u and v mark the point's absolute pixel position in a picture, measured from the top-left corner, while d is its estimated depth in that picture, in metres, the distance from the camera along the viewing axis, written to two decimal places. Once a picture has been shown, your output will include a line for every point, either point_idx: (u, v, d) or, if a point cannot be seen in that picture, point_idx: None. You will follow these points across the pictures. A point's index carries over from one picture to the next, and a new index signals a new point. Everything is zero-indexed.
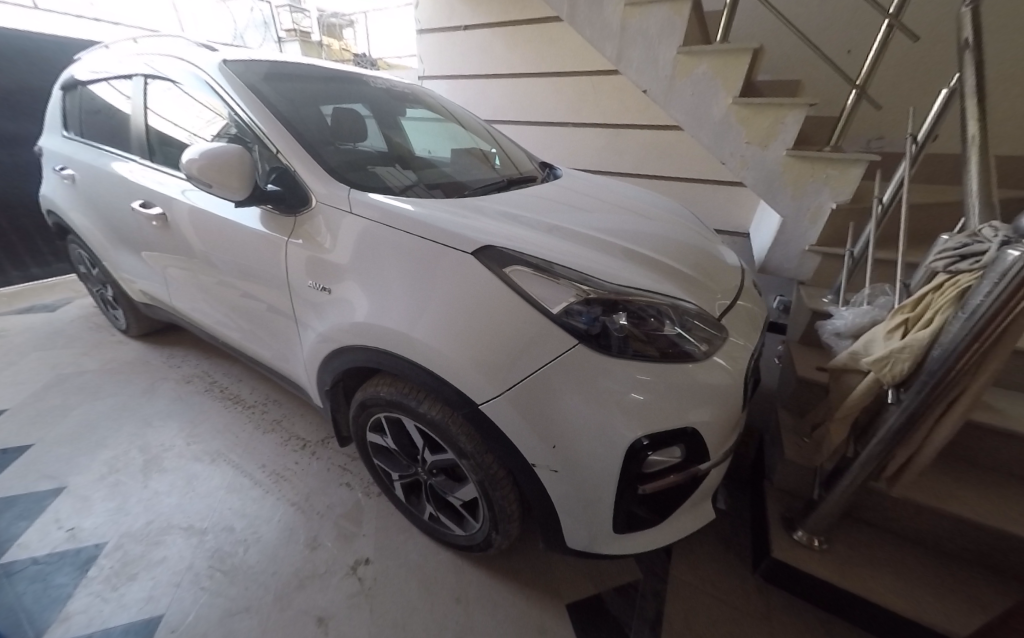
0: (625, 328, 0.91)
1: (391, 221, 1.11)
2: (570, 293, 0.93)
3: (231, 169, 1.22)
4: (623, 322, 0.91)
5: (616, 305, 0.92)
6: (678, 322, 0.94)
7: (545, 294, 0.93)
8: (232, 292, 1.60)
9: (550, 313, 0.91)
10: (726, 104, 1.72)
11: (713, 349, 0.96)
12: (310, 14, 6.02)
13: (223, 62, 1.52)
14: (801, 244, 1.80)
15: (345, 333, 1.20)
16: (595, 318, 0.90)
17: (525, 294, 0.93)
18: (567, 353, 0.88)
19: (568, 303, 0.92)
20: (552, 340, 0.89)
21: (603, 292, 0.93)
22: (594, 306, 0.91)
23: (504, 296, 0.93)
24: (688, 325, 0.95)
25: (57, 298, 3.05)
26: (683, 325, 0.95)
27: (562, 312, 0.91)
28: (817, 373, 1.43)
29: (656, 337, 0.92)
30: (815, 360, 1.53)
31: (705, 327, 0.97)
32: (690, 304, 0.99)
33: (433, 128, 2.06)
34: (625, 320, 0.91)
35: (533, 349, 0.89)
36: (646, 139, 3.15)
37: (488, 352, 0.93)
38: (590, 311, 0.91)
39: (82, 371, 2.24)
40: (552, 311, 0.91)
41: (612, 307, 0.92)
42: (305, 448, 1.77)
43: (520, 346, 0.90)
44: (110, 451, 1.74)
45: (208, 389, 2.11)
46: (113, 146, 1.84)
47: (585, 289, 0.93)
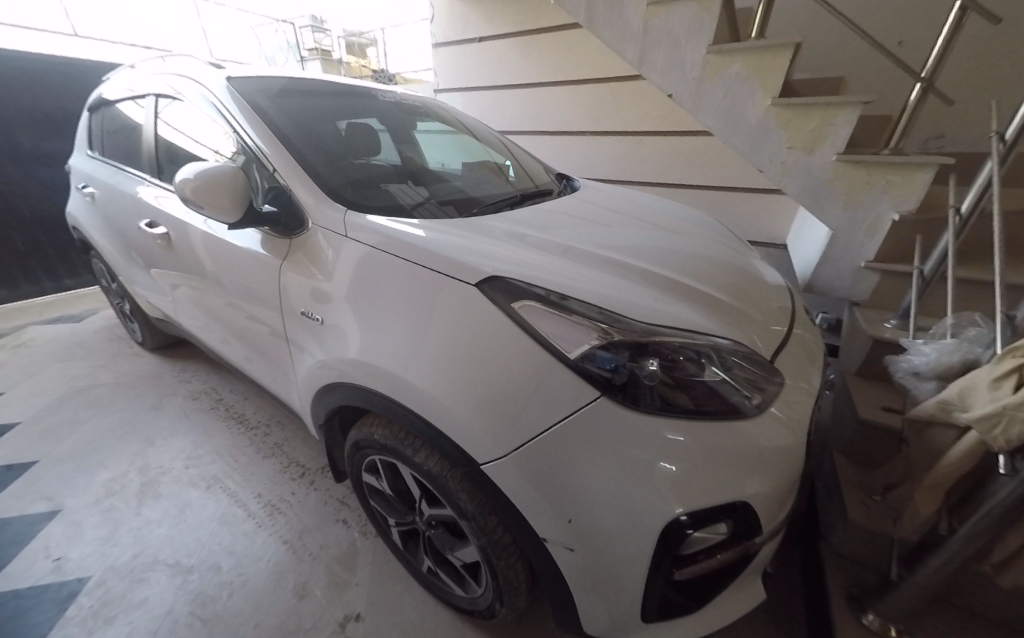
0: (656, 375, 0.79)
1: (392, 247, 1.01)
2: (592, 335, 0.81)
3: (225, 190, 1.15)
4: (654, 368, 0.79)
5: (645, 349, 0.80)
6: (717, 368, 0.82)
7: (560, 335, 0.82)
8: (232, 312, 1.52)
9: (567, 358, 0.79)
10: (763, 106, 1.53)
11: (762, 406, 0.82)
12: (332, 33, 6.26)
13: (228, 79, 1.46)
14: (854, 260, 1.57)
15: (339, 369, 1.09)
16: (622, 364, 0.78)
17: (539, 334, 0.82)
18: (588, 408, 0.76)
19: (588, 346, 0.80)
20: (571, 391, 0.77)
21: (629, 333, 0.81)
22: (621, 350, 0.79)
23: (514, 338, 0.81)
24: (730, 371, 0.83)
25: (83, 309, 3.08)
26: (723, 372, 0.82)
27: (580, 357, 0.79)
28: (887, 415, 1.22)
29: (693, 387, 0.80)
30: (885, 397, 1.30)
31: (749, 373, 0.84)
32: (733, 342, 0.87)
33: (447, 140, 1.97)
34: (656, 367, 0.79)
35: (550, 402, 0.78)
36: (671, 146, 2.97)
37: (496, 402, 0.81)
38: (615, 356, 0.79)
39: (96, 383, 2.18)
40: (569, 355, 0.79)
41: (641, 352, 0.80)
42: (304, 478, 1.65)
43: (532, 398, 0.79)
44: (109, 472, 1.64)
45: (214, 407, 2.02)
46: (124, 163, 1.81)
47: (608, 329, 0.81)
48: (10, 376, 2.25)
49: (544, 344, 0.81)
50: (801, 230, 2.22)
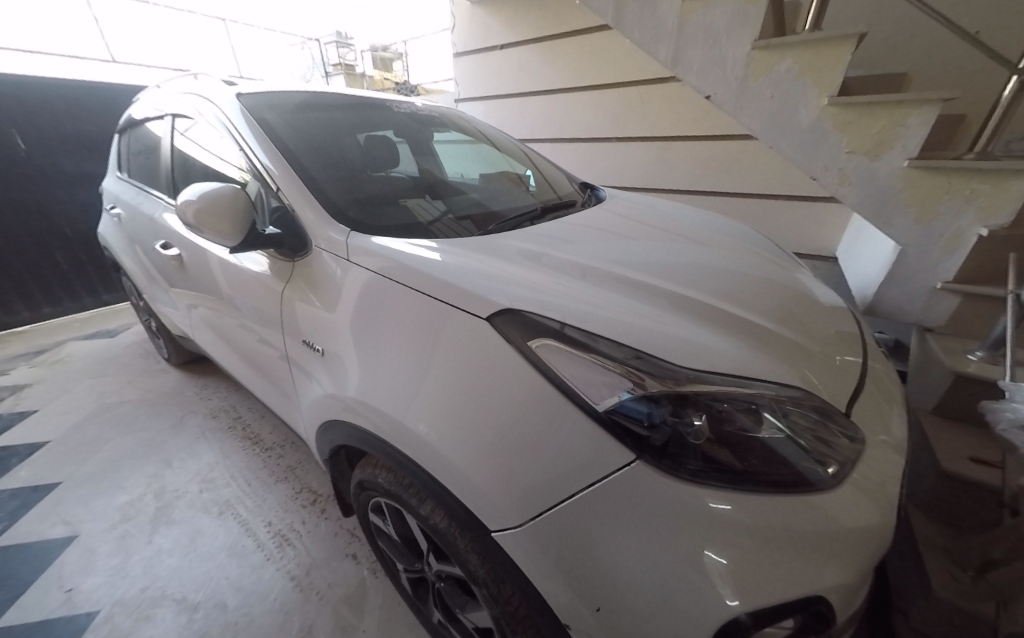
0: (703, 432, 0.69)
1: (399, 275, 0.94)
2: (621, 381, 0.71)
3: (224, 213, 1.11)
4: (700, 424, 0.69)
5: (686, 399, 0.70)
6: (774, 422, 0.71)
7: (584, 380, 0.72)
8: (244, 335, 1.48)
9: (596, 410, 0.70)
10: (818, 106, 1.38)
11: (839, 479, 0.70)
12: (359, 49, 6.43)
13: (239, 96, 1.43)
14: (931, 279, 1.41)
15: (346, 407, 1.02)
16: (661, 419, 0.69)
17: (560, 380, 0.73)
18: (620, 473, 0.67)
19: (620, 396, 0.70)
20: (604, 451, 0.69)
21: (668, 381, 0.71)
22: (656, 401, 0.69)
23: (535, 386, 0.73)
24: (790, 425, 0.72)
25: (118, 325, 3.18)
26: (780, 427, 0.71)
27: (608, 408, 0.70)
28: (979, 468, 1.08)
29: (745, 446, 0.70)
30: (976, 447, 1.16)
31: (812, 428, 0.72)
32: (790, 387, 0.75)
33: (466, 151, 1.90)
34: (700, 421, 0.69)
35: (579, 462, 0.70)
36: (705, 150, 2.80)
37: (517, 459, 0.73)
38: (649, 408, 0.69)
39: (123, 400, 2.21)
40: (598, 407, 0.71)
41: (680, 401, 0.70)
42: (315, 505, 1.58)
43: (556, 456, 0.71)
44: (127, 495, 1.63)
45: (232, 426, 2.00)
46: (145, 183, 1.83)
47: (642, 375, 0.72)
48: (45, 392, 2.32)
49: (565, 390, 0.72)
50: (856, 241, 2.03)
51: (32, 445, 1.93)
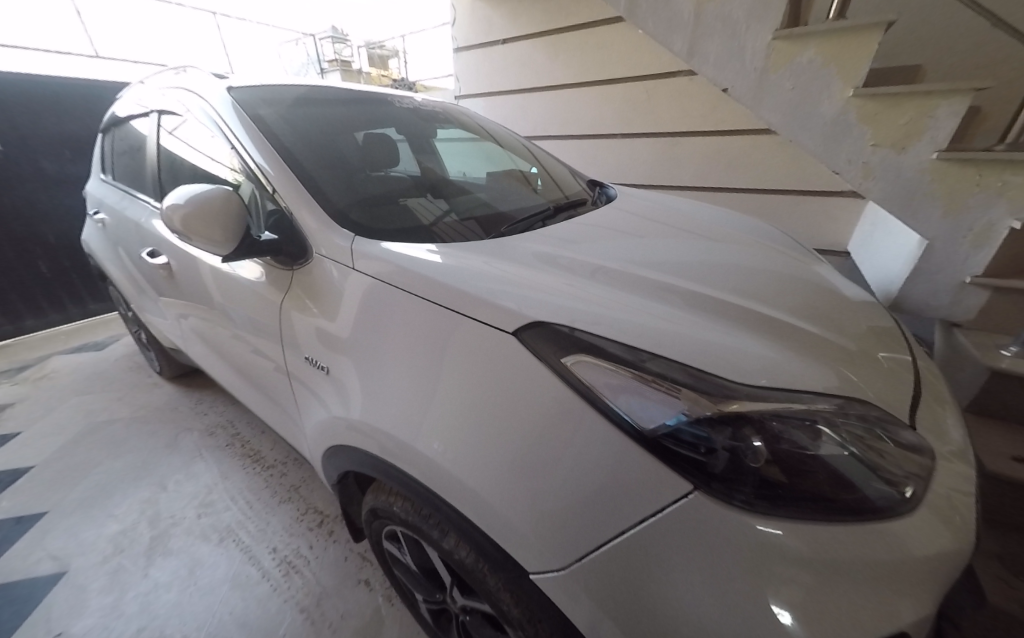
0: (766, 457, 0.62)
1: (413, 286, 0.87)
2: (670, 399, 0.64)
3: (213, 218, 1.02)
4: (760, 448, 0.62)
5: (744, 419, 0.63)
6: (840, 442, 0.64)
7: (629, 400, 0.65)
8: (241, 351, 1.39)
9: (645, 435, 0.64)
10: (841, 98, 1.32)
11: (912, 502, 0.64)
12: (353, 45, 6.37)
13: (230, 92, 1.34)
14: (958, 273, 1.33)
15: (362, 430, 0.95)
16: (719, 443, 0.62)
17: (602, 401, 0.66)
18: (677, 506, 0.61)
19: (672, 419, 0.63)
20: (657, 481, 0.62)
21: (723, 399, 0.64)
22: (711, 422, 0.62)
23: (575, 410, 0.67)
24: (856, 444, 0.65)
25: (107, 335, 3.06)
26: (847, 448, 0.64)
27: (658, 431, 0.63)
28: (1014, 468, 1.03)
29: (811, 471, 0.62)
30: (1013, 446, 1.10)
31: (879, 446, 0.66)
32: (853, 402, 0.68)
33: (470, 149, 1.81)
34: (759, 443, 0.62)
35: (631, 493, 0.63)
36: (714, 145, 2.76)
37: (560, 489, 0.67)
38: (703, 430, 0.62)
39: (114, 418, 2.10)
40: (648, 430, 0.64)
41: (737, 421, 0.63)
42: (321, 528, 1.50)
43: (603, 487, 0.65)
44: (119, 524, 1.53)
45: (230, 443, 1.91)
46: (131, 187, 1.72)
47: (694, 394, 0.65)
48: (30, 412, 2.20)
49: (608, 412, 0.65)
50: (874, 238, 1.99)
51: (17, 471, 1.82)
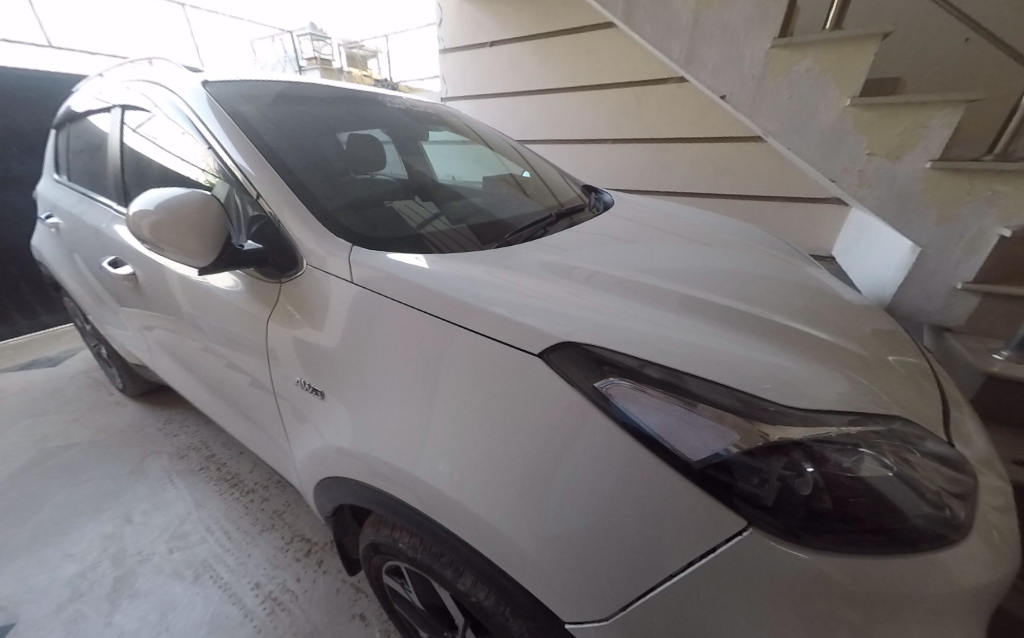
0: (822, 486, 0.58)
1: (423, 302, 0.80)
2: (714, 425, 0.60)
3: (190, 226, 0.92)
4: (813, 476, 0.58)
5: (793, 443, 0.59)
6: (893, 467, 0.60)
7: (670, 427, 0.60)
8: (217, 369, 1.26)
9: (693, 465, 0.59)
10: (839, 107, 1.33)
11: (963, 527, 0.59)
12: (332, 43, 6.21)
13: (205, 86, 1.23)
14: (949, 279, 1.36)
15: (367, 468, 0.87)
16: (771, 472, 0.58)
17: (643, 429, 0.61)
18: (732, 546, 0.56)
19: (721, 448, 0.59)
20: (708, 518, 0.57)
21: (771, 424, 0.60)
22: (759, 449, 0.58)
23: (614, 440, 0.61)
24: (911, 468, 0.61)
25: (62, 349, 2.82)
26: (902, 474, 0.60)
27: (704, 460, 0.59)
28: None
29: (869, 499, 0.57)
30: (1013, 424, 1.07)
31: (936, 470, 0.62)
32: (895, 419, 0.65)
33: (460, 152, 1.75)
34: (811, 469, 0.58)
35: (681, 531, 0.58)
36: (701, 151, 2.80)
37: (600, 525, 0.62)
38: (753, 459, 0.58)
39: (70, 442, 1.91)
40: (696, 461, 0.59)
41: (786, 446, 0.59)
42: (310, 558, 1.39)
43: (648, 524, 0.60)
44: (76, 564, 1.37)
45: (204, 467, 1.76)
46: (90, 189, 1.57)
47: (741, 419, 0.60)
48: None
49: (650, 441, 0.60)
50: (863, 245, 2.04)
51: None
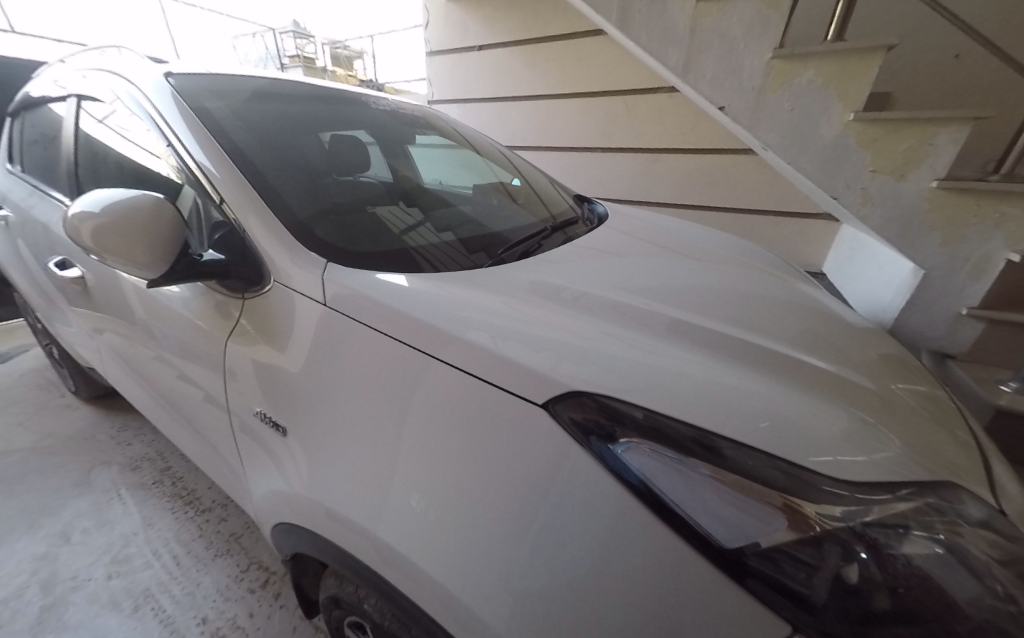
0: (875, 575, 0.49)
1: (406, 333, 0.70)
2: (746, 501, 0.53)
3: (139, 235, 0.82)
4: (865, 563, 0.50)
5: (837, 523, 0.51)
6: (948, 546, 0.51)
7: (695, 501, 0.53)
8: (166, 382, 1.15)
9: (727, 552, 0.50)
10: (841, 122, 1.27)
11: None
12: (315, 41, 6.19)
13: (167, 77, 1.13)
14: (953, 304, 1.31)
15: (330, 515, 0.77)
16: (816, 559, 0.50)
17: (667, 502, 0.53)
18: None
19: (753, 532, 0.51)
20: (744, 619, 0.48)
21: (810, 499, 0.52)
22: (806, 536, 0.51)
23: (626, 514, 0.53)
24: (960, 538, 0.52)
25: (14, 348, 2.65)
26: (960, 555, 0.50)
27: (740, 548, 0.50)
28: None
29: (935, 595, 0.48)
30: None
31: (989, 539, 0.53)
32: (940, 485, 0.57)
33: (450, 156, 1.66)
34: (864, 555, 0.50)
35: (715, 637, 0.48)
36: (693, 163, 2.77)
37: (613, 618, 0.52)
38: (801, 550, 0.50)
39: (11, 450, 1.76)
40: (731, 547, 0.51)
41: (830, 527, 0.51)
42: (266, 590, 1.27)
43: (672, 622, 0.50)
44: (2, 590, 1.23)
45: (158, 481, 1.63)
46: (41, 182, 1.45)
47: (778, 493, 0.53)
48: None
49: (673, 517, 0.52)
50: (860, 263, 2.02)
51: None
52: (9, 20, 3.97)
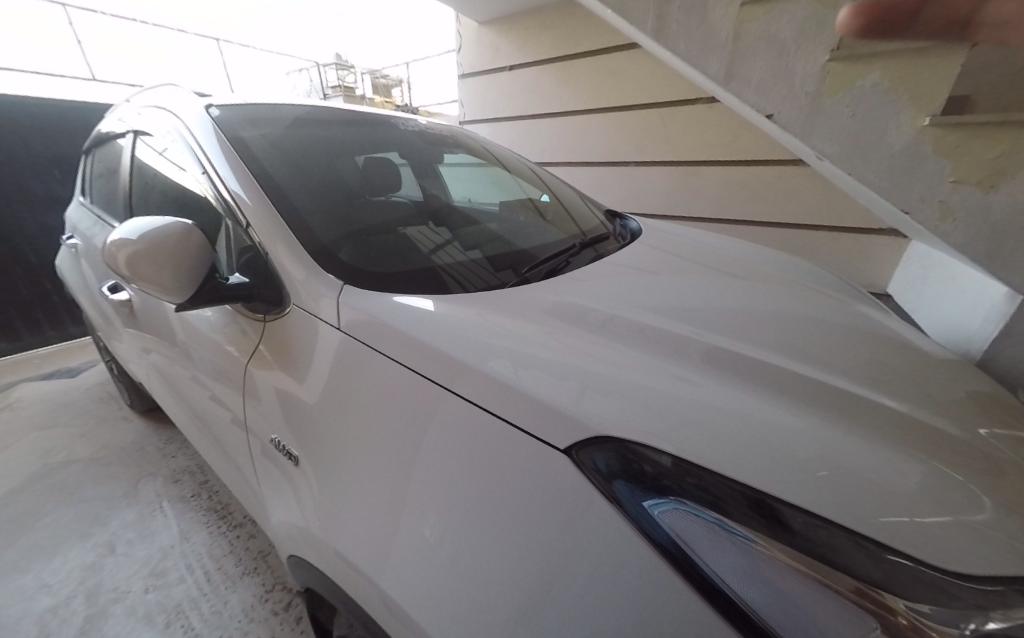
0: None
1: (422, 365, 0.67)
2: (812, 585, 0.44)
3: (165, 260, 0.84)
4: None
5: (937, 627, 0.41)
6: None
7: (750, 582, 0.45)
8: (199, 401, 1.18)
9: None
10: (913, 128, 1.06)
11: None
12: (355, 71, 6.61)
13: (209, 108, 1.19)
14: None
15: (346, 550, 0.74)
16: None
17: (713, 580, 0.46)
18: None
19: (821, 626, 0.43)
20: None
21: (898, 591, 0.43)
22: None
23: (660, 586, 0.46)
24: None
25: (83, 362, 2.89)
26: None
27: None
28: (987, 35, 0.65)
29: None
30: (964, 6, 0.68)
31: None
32: None
33: (479, 173, 1.65)
34: None
35: None
36: (734, 175, 2.65)
37: None
38: None
39: (72, 460, 1.89)
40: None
41: (928, 632, 0.41)
42: (288, 613, 1.25)
43: None
44: (52, 598, 1.29)
45: (196, 494, 1.68)
46: (103, 211, 1.58)
47: (851, 577, 0.44)
48: None
49: (723, 600, 0.45)
50: (936, 284, 1.82)
51: None
52: (91, 69, 4.47)
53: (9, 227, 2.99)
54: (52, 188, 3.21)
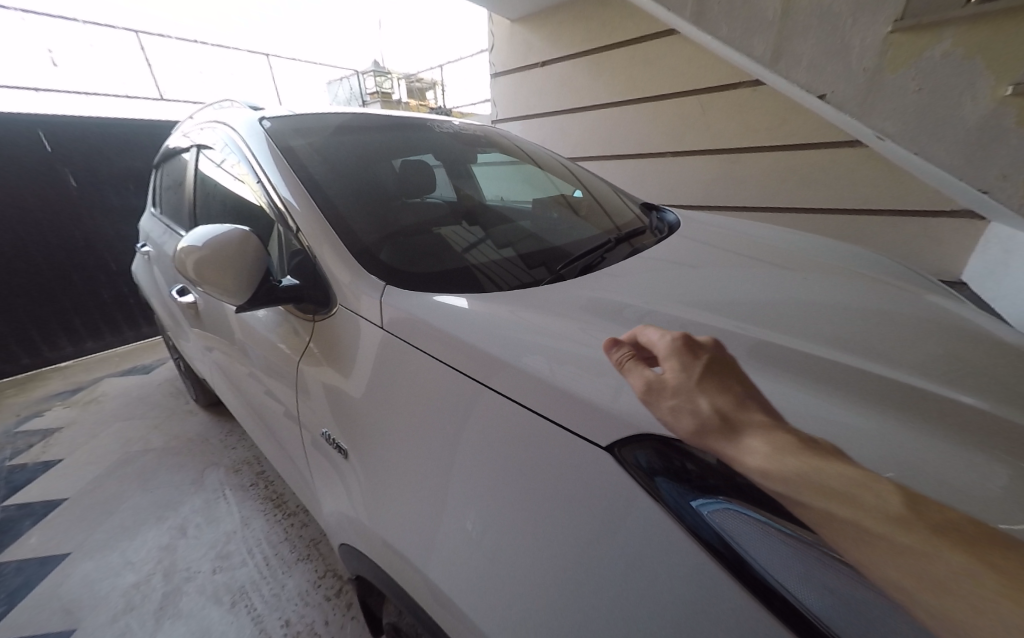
0: None
1: (459, 361, 0.69)
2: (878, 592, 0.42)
3: (226, 266, 0.90)
4: None
5: None
6: None
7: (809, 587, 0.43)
8: (254, 395, 1.26)
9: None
10: (992, 99, 0.96)
11: None
12: (393, 78, 6.96)
13: (261, 120, 1.27)
14: None
15: (393, 545, 0.78)
16: None
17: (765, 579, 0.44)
18: None
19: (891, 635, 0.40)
20: None
21: None
22: None
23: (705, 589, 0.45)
24: None
25: (155, 359, 3.18)
26: None
27: None
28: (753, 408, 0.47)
29: None
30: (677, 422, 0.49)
31: None
32: None
33: (509, 171, 1.65)
34: None
35: None
36: (779, 161, 2.55)
37: None
38: None
39: (147, 449, 2.08)
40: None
41: None
42: (340, 599, 1.32)
43: None
44: (134, 575, 1.43)
45: (254, 484, 1.81)
46: (170, 221, 1.73)
47: None
48: (73, 439, 2.23)
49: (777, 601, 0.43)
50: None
51: (49, 504, 1.80)
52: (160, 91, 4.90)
53: (93, 238, 3.33)
54: (128, 201, 3.55)
